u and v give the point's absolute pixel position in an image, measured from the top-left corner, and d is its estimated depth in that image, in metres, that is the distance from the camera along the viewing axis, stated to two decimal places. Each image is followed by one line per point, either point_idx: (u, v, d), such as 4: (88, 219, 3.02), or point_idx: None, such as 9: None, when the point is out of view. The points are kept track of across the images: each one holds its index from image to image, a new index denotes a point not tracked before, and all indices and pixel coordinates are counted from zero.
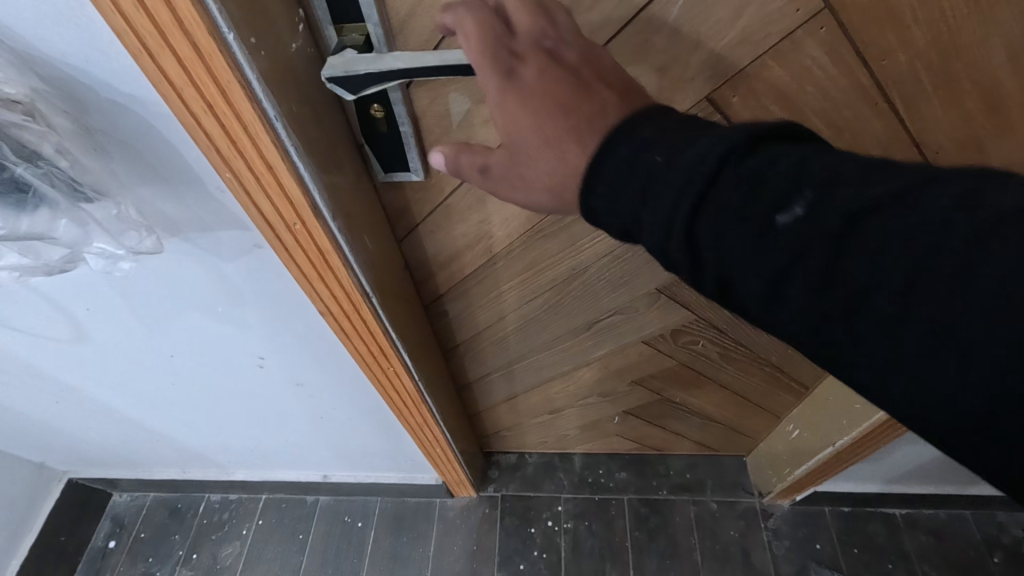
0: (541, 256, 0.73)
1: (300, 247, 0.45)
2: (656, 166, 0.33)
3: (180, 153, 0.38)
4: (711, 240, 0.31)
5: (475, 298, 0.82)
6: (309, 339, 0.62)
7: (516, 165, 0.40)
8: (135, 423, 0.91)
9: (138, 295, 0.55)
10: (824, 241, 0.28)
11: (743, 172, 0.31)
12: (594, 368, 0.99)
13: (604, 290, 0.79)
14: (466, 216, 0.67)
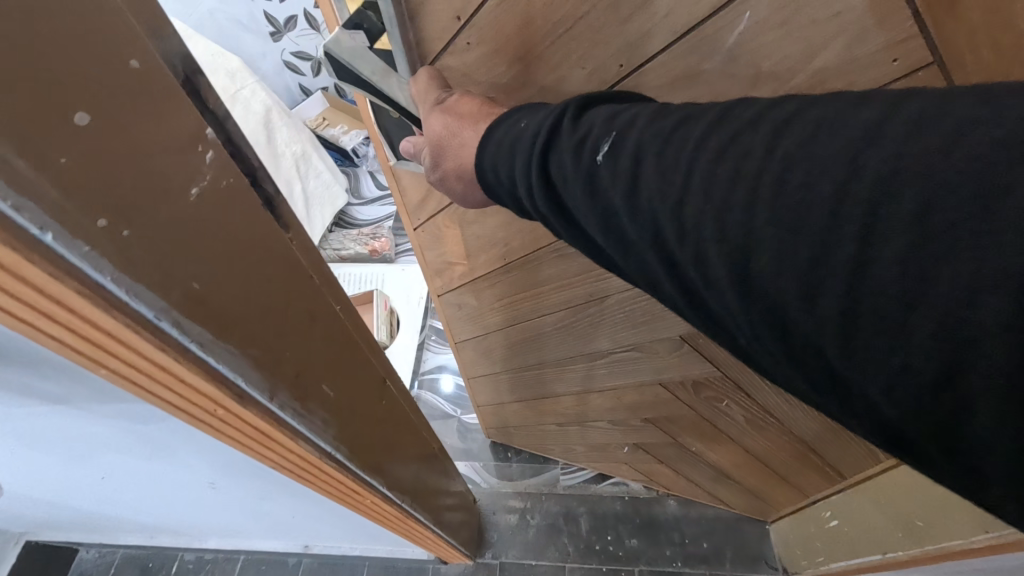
0: (554, 277, 0.74)
1: (229, 436, 0.33)
2: (513, 139, 0.42)
3: (32, 346, 0.26)
4: (567, 194, 0.38)
5: (489, 297, 0.88)
6: (264, 476, 0.51)
7: (438, 156, 0.51)
8: (85, 509, 0.79)
9: (40, 438, 0.43)
10: (630, 170, 0.34)
11: (568, 133, 0.39)
12: (607, 398, 0.95)
13: (623, 333, 0.77)
14: (488, 216, 0.70)
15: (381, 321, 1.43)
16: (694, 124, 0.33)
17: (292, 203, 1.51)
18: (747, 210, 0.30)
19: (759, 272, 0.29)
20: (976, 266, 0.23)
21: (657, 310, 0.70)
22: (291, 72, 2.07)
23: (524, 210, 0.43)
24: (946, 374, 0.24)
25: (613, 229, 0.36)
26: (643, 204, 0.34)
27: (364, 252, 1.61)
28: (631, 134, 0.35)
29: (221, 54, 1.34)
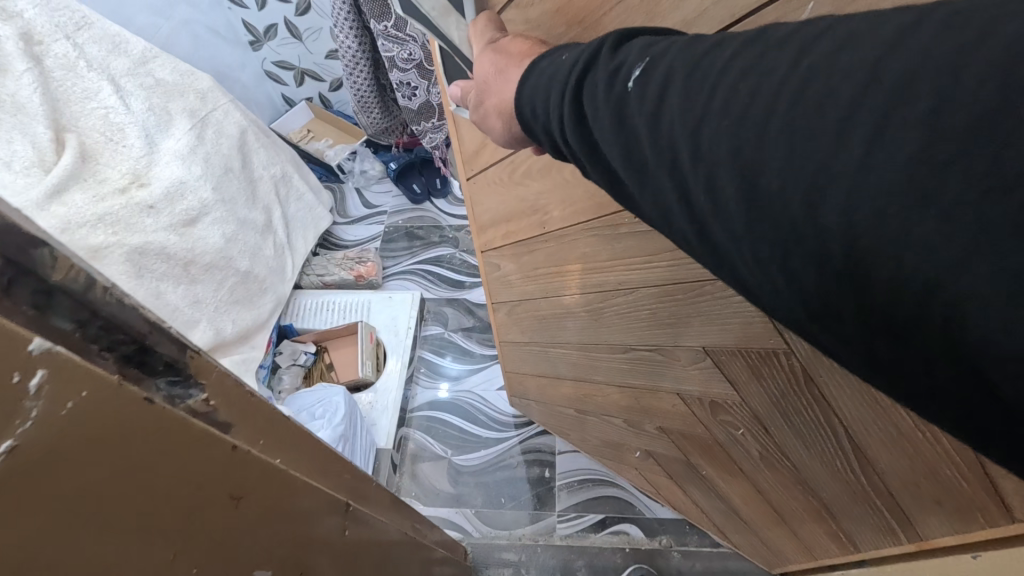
0: (587, 255, 0.74)
1: None
2: (552, 72, 0.33)
3: None
4: (588, 120, 0.31)
5: (527, 263, 0.90)
6: None
7: (479, 96, 0.44)
8: None
9: None
10: (654, 99, 0.28)
11: (602, 63, 0.31)
12: (624, 395, 0.93)
13: (649, 332, 0.76)
14: (534, 177, 0.72)
15: (365, 355, 1.35)
16: (728, 42, 0.27)
17: (274, 229, 1.39)
18: (763, 118, 0.24)
19: (771, 188, 0.24)
20: (983, 170, 0.19)
21: (681, 313, 0.67)
22: (273, 81, 1.98)
23: (560, 153, 0.35)
24: (940, 277, 0.20)
25: (636, 160, 0.29)
26: (656, 122, 0.28)
27: (350, 278, 1.54)
28: (663, 59, 0.28)
29: (193, 72, 1.24)
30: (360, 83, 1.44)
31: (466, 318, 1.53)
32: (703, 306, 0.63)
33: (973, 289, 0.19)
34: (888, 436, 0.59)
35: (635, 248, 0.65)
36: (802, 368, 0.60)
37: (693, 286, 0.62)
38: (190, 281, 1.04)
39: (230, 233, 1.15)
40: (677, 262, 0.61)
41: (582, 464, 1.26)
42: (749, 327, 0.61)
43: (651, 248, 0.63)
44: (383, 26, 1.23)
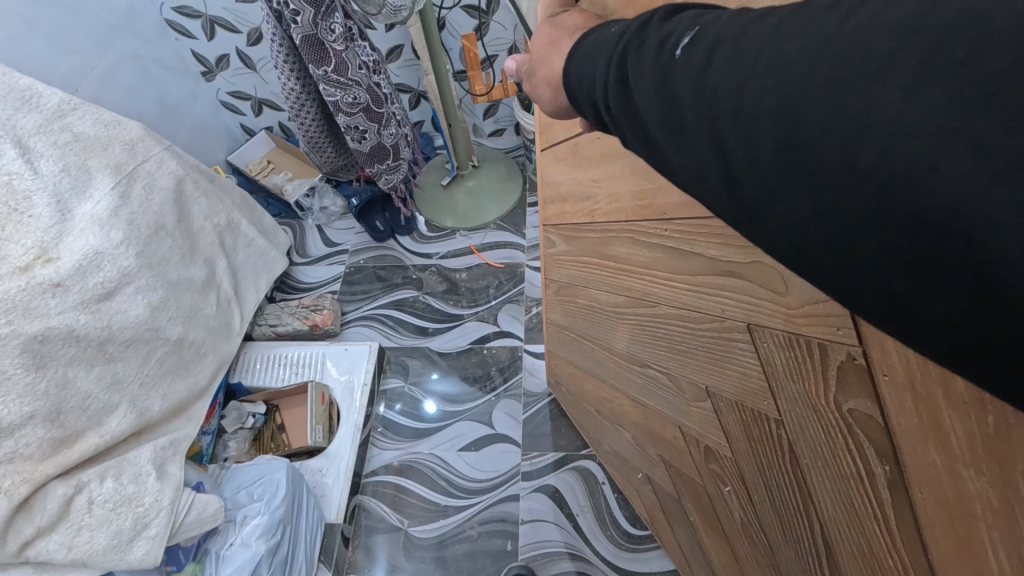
0: (623, 257, 0.69)
1: None
2: (602, 45, 0.34)
3: None
4: (634, 84, 0.31)
5: (571, 249, 0.86)
6: None
7: (533, 65, 0.44)
8: None
9: None
10: (699, 62, 0.28)
11: (652, 33, 0.31)
12: (638, 412, 0.85)
13: (665, 356, 0.67)
14: (591, 164, 0.70)
15: (315, 418, 1.26)
16: (778, 11, 0.26)
17: (217, 282, 1.30)
18: (807, 72, 0.23)
19: (807, 136, 0.23)
20: (1003, 109, 0.18)
21: (695, 345, 0.59)
22: (230, 111, 1.89)
23: (605, 122, 0.35)
24: (964, 199, 0.19)
25: (677, 123, 0.28)
26: (702, 81, 0.27)
27: (304, 327, 1.47)
28: (713, 29, 0.28)
29: (120, 121, 1.15)
30: (308, 122, 1.33)
31: (427, 369, 1.45)
32: (718, 346, 0.55)
33: (994, 215, 0.18)
34: (862, 550, 0.49)
35: (667, 262, 0.58)
36: (787, 441, 0.51)
37: (709, 317, 0.55)
38: (107, 361, 0.95)
39: (158, 300, 1.06)
40: (703, 287, 0.54)
41: (560, 536, 1.18)
42: (746, 378, 0.52)
43: (689, 270, 0.55)
44: (323, 70, 1.11)
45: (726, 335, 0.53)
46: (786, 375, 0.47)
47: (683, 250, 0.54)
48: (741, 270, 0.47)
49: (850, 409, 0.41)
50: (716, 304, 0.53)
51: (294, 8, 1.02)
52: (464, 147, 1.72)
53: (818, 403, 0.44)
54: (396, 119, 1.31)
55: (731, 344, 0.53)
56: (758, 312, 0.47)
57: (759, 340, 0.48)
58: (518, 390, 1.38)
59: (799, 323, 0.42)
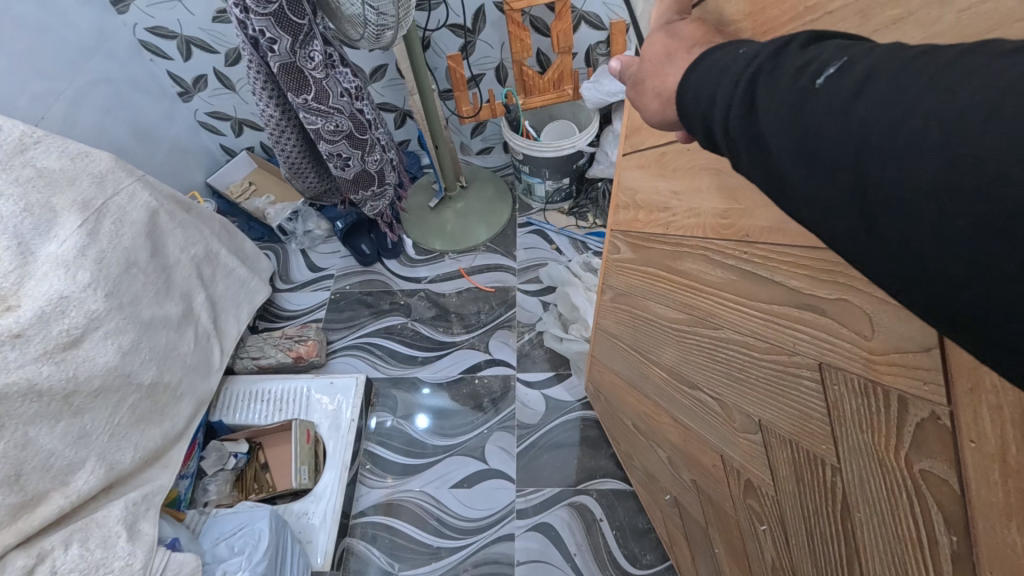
0: (689, 274, 0.63)
1: None
2: (728, 64, 0.33)
3: None
4: (766, 106, 0.30)
5: (629, 262, 0.80)
6: None
7: (642, 75, 0.43)
8: None
9: None
10: (847, 92, 0.27)
11: (792, 59, 0.30)
12: (678, 431, 0.80)
13: (720, 382, 0.62)
14: (676, 176, 0.60)
15: (299, 458, 1.21)
16: (944, 50, 0.25)
17: (195, 317, 1.24)
18: (972, 113, 0.23)
19: (965, 180, 0.22)
20: None
21: (755, 377, 0.55)
22: (209, 132, 1.84)
23: (718, 144, 0.34)
24: None
25: (812, 151, 0.28)
26: (848, 111, 0.27)
27: (288, 360, 1.41)
28: (864, 61, 0.27)
29: (88, 152, 1.09)
30: (288, 149, 1.27)
31: (415, 402, 1.40)
32: (780, 381, 0.51)
33: None
34: None
35: (745, 287, 0.52)
36: (840, 490, 0.47)
37: (776, 348, 0.50)
38: (73, 414, 0.90)
39: (129, 343, 1.00)
40: (775, 315, 0.49)
41: None
42: (806, 419, 0.48)
43: (765, 296, 0.50)
44: (303, 99, 1.07)
45: (791, 369, 0.49)
46: (852, 423, 0.43)
47: (765, 276, 0.49)
48: (824, 307, 0.43)
49: (922, 469, 0.37)
50: (788, 338, 0.48)
51: (271, 36, 0.96)
52: (452, 168, 1.67)
53: (884, 458, 0.40)
54: (380, 145, 1.27)
55: (796, 380, 0.48)
56: (832, 352, 0.43)
57: (830, 382, 0.44)
58: (511, 422, 1.34)
59: (879, 371, 0.39)
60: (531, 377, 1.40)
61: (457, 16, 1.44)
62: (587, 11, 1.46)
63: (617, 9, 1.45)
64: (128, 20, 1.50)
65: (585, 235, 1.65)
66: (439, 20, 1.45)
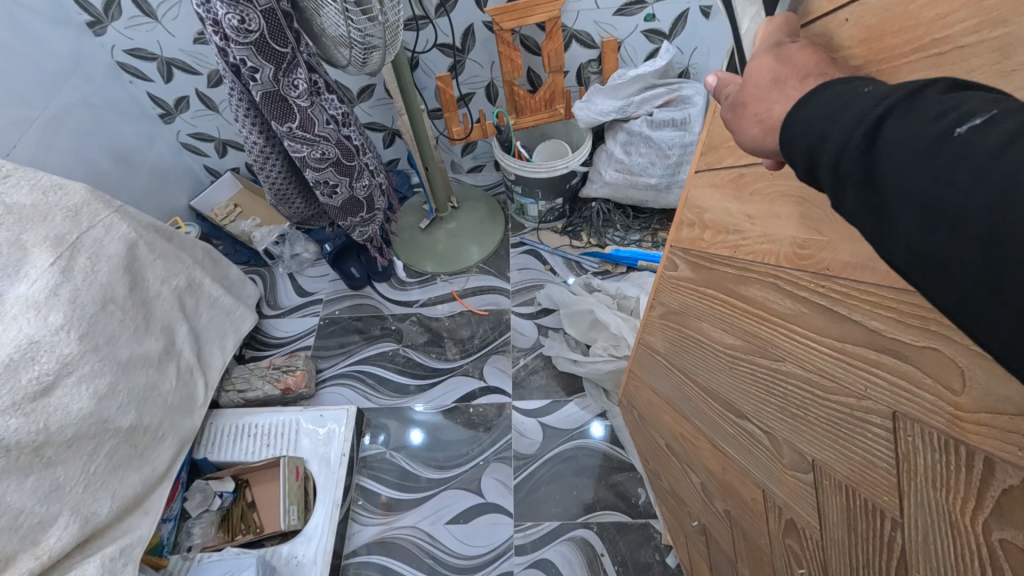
0: (757, 302, 0.58)
1: None
2: (848, 100, 0.31)
3: None
4: (892, 150, 0.29)
5: (682, 278, 0.76)
6: None
7: (742, 97, 0.40)
8: None
9: None
10: (991, 151, 0.25)
11: (928, 104, 0.28)
12: (716, 458, 0.76)
13: (771, 415, 0.58)
14: (752, 201, 0.56)
15: (287, 498, 1.16)
16: None
17: (178, 351, 1.19)
18: None
19: None
20: None
21: (813, 416, 0.51)
22: (193, 153, 1.79)
23: (821, 181, 0.33)
24: None
25: (940, 206, 0.27)
26: (988, 171, 0.25)
27: (276, 392, 1.37)
28: (1016, 117, 0.25)
29: (62, 184, 1.05)
30: (272, 174, 1.23)
31: (410, 433, 1.36)
32: (839, 422, 0.47)
33: None
34: None
35: (814, 320, 0.49)
36: (899, 546, 0.44)
37: (840, 387, 0.47)
38: (45, 466, 0.85)
39: (105, 387, 0.95)
40: (842, 353, 0.46)
41: None
42: (869, 467, 0.45)
43: (835, 333, 0.46)
44: (287, 127, 1.03)
45: (856, 412, 0.45)
46: (923, 479, 0.39)
47: (841, 314, 0.45)
48: (905, 353, 0.39)
49: (1001, 539, 0.34)
50: (856, 379, 0.45)
51: (253, 65, 0.93)
52: (443, 188, 1.64)
53: (957, 521, 0.37)
54: (369, 169, 1.23)
55: (860, 423, 0.45)
56: (908, 402, 0.40)
57: (902, 433, 0.40)
58: (508, 453, 1.30)
59: (963, 430, 0.35)
60: (527, 405, 1.37)
61: (446, 35, 1.41)
62: (578, 30, 1.43)
63: (608, 27, 1.43)
64: (106, 42, 1.45)
65: (579, 255, 1.62)
66: (428, 40, 1.42)
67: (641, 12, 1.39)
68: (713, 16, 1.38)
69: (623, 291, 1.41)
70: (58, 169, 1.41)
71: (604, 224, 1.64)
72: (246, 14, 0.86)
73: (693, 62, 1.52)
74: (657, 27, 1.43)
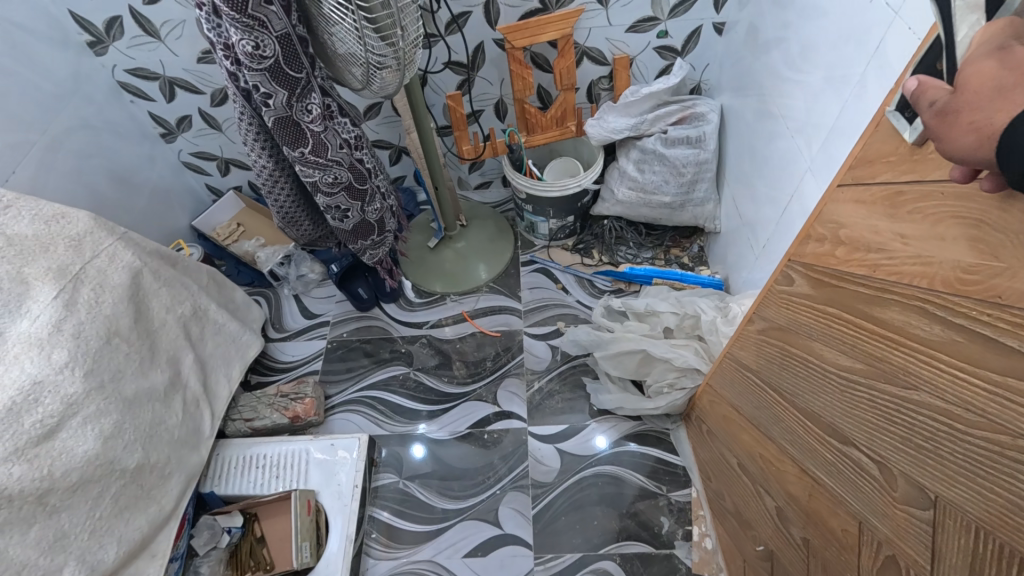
0: (894, 326, 0.53)
1: None
2: None
3: None
4: None
5: (798, 293, 0.72)
6: None
7: (952, 106, 0.42)
8: None
9: None
10: None
11: None
12: (803, 482, 0.73)
13: (890, 445, 0.55)
14: (910, 220, 0.51)
15: (299, 536, 1.11)
16: None
17: (183, 382, 1.15)
18: None
19: None
20: None
21: (946, 451, 0.48)
22: (194, 172, 1.75)
23: None
24: None
25: None
26: None
27: (284, 421, 1.32)
28: None
29: (65, 213, 1.01)
30: (282, 197, 1.20)
31: (425, 462, 1.31)
32: (984, 461, 0.44)
33: None
34: None
35: (970, 350, 0.44)
36: None
37: (992, 424, 0.43)
38: (48, 514, 0.81)
39: (111, 427, 0.91)
40: (1000, 387, 0.42)
41: None
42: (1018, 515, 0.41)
43: (995, 367, 0.42)
44: (299, 152, 1.00)
45: (1007, 451, 0.41)
46: None
47: (1011, 347, 0.41)
48: None
49: None
50: (1014, 418, 0.41)
51: (266, 91, 0.89)
52: (452, 206, 1.60)
53: None
54: (381, 192, 1.20)
55: (1012, 465, 0.41)
56: None
57: None
58: (526, 481, 1.26)
59: None
60: (544, 431, 1.33)
61: (457, 53, 1.38)
62: (589, 47, 1.41)
63: (620, 44, 1.41)
64: (107, 62, 1.42)
65: (592, 274, 1.60)
66: (440, 58, 1.39)
67: (654, 29, 1.37)
68: (726, 33, 1.37)
69: (654, 308, 1.31)
70: (57, 193, 1.37)
71: (616, 242, 1.62)
72: (261, 40, 0.83)
73: (705, 78, 1.50)
74: (670, 44, 1.41)
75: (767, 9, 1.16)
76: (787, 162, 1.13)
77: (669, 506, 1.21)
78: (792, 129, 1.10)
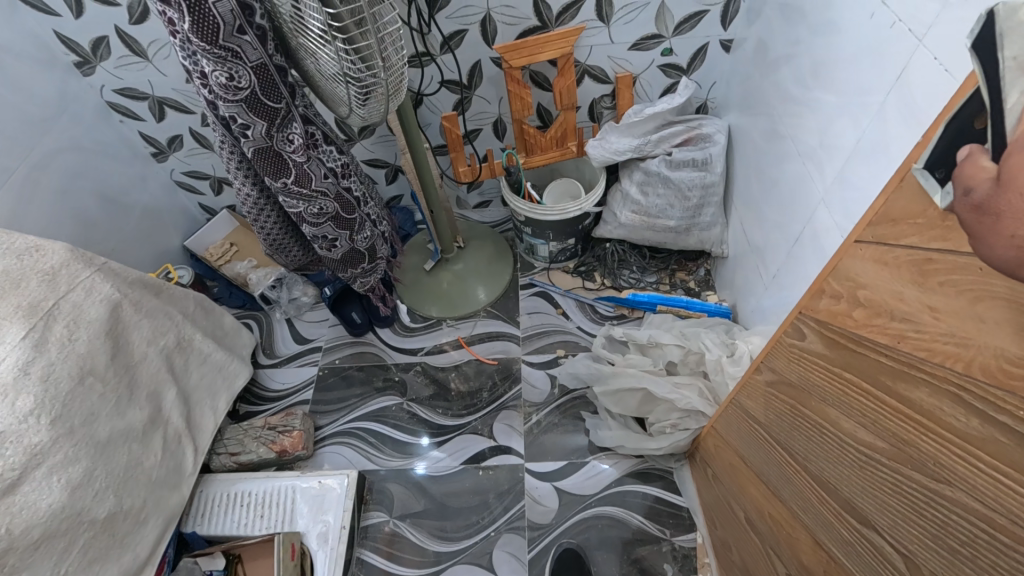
0: (923, 409, 0.47)
1: None
2: None
3: None
4: None
5: (812, 351, 0.66)
6: None
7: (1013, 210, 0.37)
8: None
9: None
10: None
11: None
12: (816, 556, 0.67)
13: (919, 541, 0.48)
14: (940, 293, 0.45)
15: None
16: None
17: (165, 419, 1.10)
18: None
19: None
20: None
21: (987, 563, 0.41)
22: (187, 191, 1.72)
23: None
24: None
25: None
26: None
27: (271, 455, 1.27)
28: None
29: (39, 246, 0.97)
30: (268, 224, 1.15)
31: (416, 499, 1.26)
32: None
33: None
34: None
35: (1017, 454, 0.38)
36: None
37: None
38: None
39: (79, 476, 0.86)
40: None
41: None
42: None
43: None
44: (282, 182, 0.95)
45: None
46: None
47: None
48: None
49: None
50: None
51: (243, 122, 0.85)
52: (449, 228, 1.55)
53: None
54: (371, 219, 1.15)
55: None
56: None
57: None
58: (521, 523, 1.20)
59: None
60: (540, 468, 1.27)
61: (452, 72, 1.33)
62: (591, 65, 1.35)
63: (623, 62, 1.35)
64: (95, 82, 1.38)
65: (593, 299, 1.54)
66: (434, 78, 1.34)
67: (658, 47, 1.32)
68: (734, 50, 1.31)
69: (656, 340, 1.25)
70: (43, 217, 1.33)
71: (618, 265, 1.56)
72: (234, 71, 0.78)
73: (712, 96, 1.44)
74: (675, 62, 1.36)
75: (778, 27, 1.10)
76: (798, 190, 1.07)
77: (673, 552, 1.14)
78: (804, 154, 1.04)
